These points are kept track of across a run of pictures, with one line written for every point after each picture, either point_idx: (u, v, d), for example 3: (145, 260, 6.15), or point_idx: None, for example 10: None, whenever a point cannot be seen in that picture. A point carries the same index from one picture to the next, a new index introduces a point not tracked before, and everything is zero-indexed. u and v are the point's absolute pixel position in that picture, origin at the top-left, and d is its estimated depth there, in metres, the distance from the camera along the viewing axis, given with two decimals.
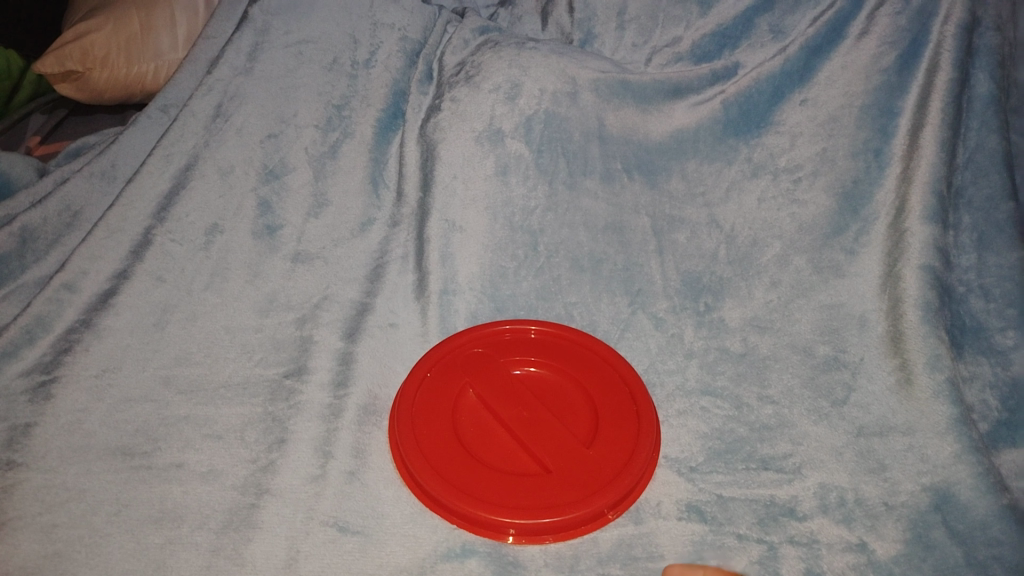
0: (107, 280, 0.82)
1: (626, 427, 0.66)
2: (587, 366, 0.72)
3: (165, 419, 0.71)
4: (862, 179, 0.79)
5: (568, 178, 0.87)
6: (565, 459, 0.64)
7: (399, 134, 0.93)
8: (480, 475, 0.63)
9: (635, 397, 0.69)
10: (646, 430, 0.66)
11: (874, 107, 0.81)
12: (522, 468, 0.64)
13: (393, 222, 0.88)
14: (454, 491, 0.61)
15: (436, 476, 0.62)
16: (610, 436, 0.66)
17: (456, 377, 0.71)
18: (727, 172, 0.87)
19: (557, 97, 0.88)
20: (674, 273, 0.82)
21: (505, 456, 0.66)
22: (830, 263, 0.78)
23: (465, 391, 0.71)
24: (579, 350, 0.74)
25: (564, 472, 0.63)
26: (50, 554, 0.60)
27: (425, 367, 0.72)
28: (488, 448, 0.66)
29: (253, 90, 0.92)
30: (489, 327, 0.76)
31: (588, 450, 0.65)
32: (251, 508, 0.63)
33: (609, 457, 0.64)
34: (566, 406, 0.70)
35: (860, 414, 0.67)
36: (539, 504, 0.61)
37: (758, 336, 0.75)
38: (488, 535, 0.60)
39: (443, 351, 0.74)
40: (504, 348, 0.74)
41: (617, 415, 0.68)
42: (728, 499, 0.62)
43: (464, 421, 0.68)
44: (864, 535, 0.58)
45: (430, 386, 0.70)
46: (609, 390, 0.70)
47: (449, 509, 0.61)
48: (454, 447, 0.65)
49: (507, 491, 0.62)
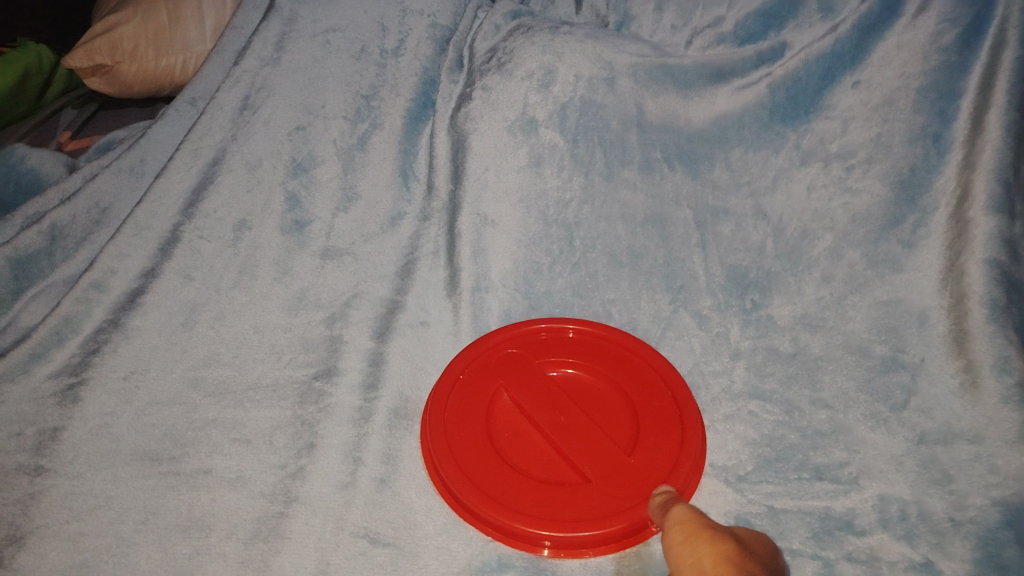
0: (135, 279, 0.80)
1: (670, 434, 0.63)
2: (627, 368, 0.69)
3: (192, 422, 0.69)
4: (920, 166, 0.74)
5: (605, 169, 0.84)
6: (604, 468, 0.61)
7: (429, 124, 0.90)
8: (516, 484, 0.60)
9: (678, 402, 0.65)
10: (691, 437, 0.62)
11: (933, 89, 0.75)
12: (559, 477, 0.61)
13: (423, 216, 0.85)
14: (489, 501, 0.59)
15: (470, 485, 0.60)
16: (652, 445, 0.62)
17: (490, 380, 0.69)
18: (774, 160, 0.82)
19: (593, 83, 0.84)
20: (718, 268, 0.78)
21: (542, 464, 0.63)
22: (886, 256, 0.73)
23: (500, 395, 0.68)
24: (618, 352, 0.71)
25: (604, 482, 0.60)
26: (77, 564, 0.59)
27: (458, 369, 0.69)
28: (524, 455, 0.63)
29: (281, 81, 0.89)
30: (524, 327, 0.73)
31: (629, 458, 0.62)
32: (279, 518, 0.61)
33: (651, 467, 0.61)
34: (605, 410, 0.67)
35: (921, 420, 0.62)
36: (577, 517, 0.58)
37: (809, 335, 0.71)
38: (524, 548, 0.57)
39: (476, 351, 0.71)
40: (540, 348, 0.71)
41: (659, 421, 0.64)
42: (779, 511, 0.58)
43: (498, 426, 0.66)
44: (930, 554, 0.54)
45: (463, 389, 0.68)
46: (650, 394, 0.67)
47: (484, 520, 0.59)
48: (488, 454, 0.63)
49: (545, 502, 0.59)
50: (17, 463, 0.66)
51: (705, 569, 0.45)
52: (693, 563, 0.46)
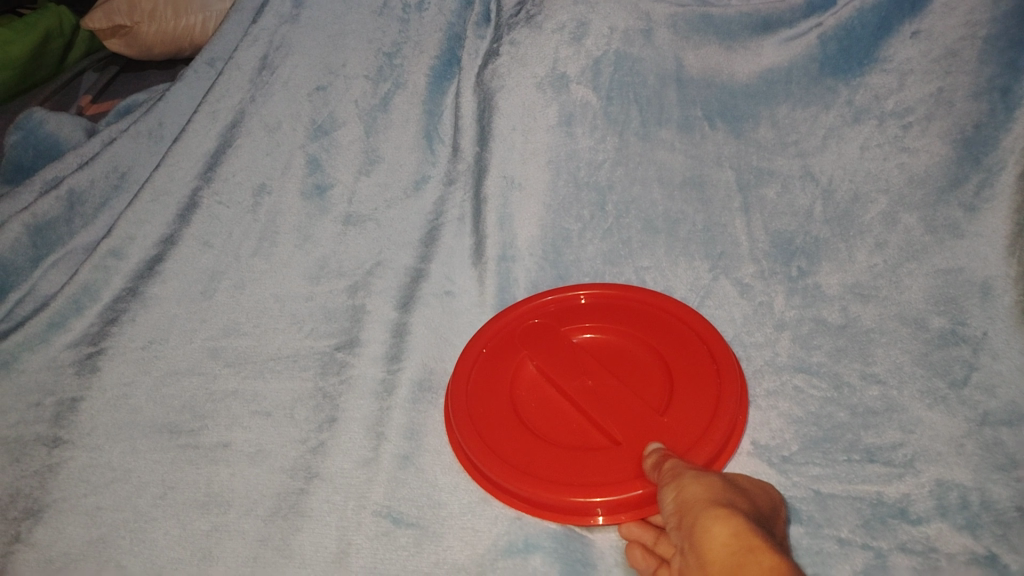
0: (154, 246, 0.78)
1: (706, 390, 0.59)
2: (657, 327, 0.65)
3: (212, 394, 0.67)
4: (985, 123, 0.68)
5: (641, 128, 0.79)
6: (635, 429, 0.58)
7: (454, 83, 0.85)
8: (543, 452, 0.58)
9: (713, 355, 0.62)
10: (728, 392, 0.59)
11: (1004, 37, 0.69)
12: (589, 442, 0.58)
13: (449, 179, 0.81)
14: (515, 472, 0.56)
15: (494, 456, 0.57)
16: (687, 403, 0.59)
17: (513, 350, 0.65)
18: (824, 118, 0.77)
19: (629, 35, 0.79)
20: (762, 234, 0.74)
21: (569, 430, 0.60)
22: (946, 222, 0.68)
23: (524, 364, 0.65)
24: (646, 310, 0.67)
25: (636, 444, 0.57)
26: (94, 539, 0.57)
27: (480, 344, 0.66)
28: (550, 422, 0.60)
29: (301, 39, 0.85)
30: (546, 295, 0.69)
31: (662, 418, 0.58)
32: (300, 494, 0.58)
33: (686, 425, 0.57)
34: (636, 372, 0.63)
35: (984, 399, 0.57)
36: (609, 480, 0.55)
37: (860, 305, 0.66)
38: (557, 518, 0.55)
39: (499, 323, 0.68)
40: (565, 314, 0.68)
41: (693, 378, 0.61)
42: (827, 496, 0.54)
43: (523, 396, 0.63)
44: (994, 546, 0.49)
45: (485, 362, 0.65)
46: (682, 350, 0.63)
47: (511, 492, 0.56)
48: (513, 423, 0.60)
49: (573, 468, 0.56)
50: (36, 434, 0.65)
51: (686, 500, 0.44)
52: (678, 496, 0.45)
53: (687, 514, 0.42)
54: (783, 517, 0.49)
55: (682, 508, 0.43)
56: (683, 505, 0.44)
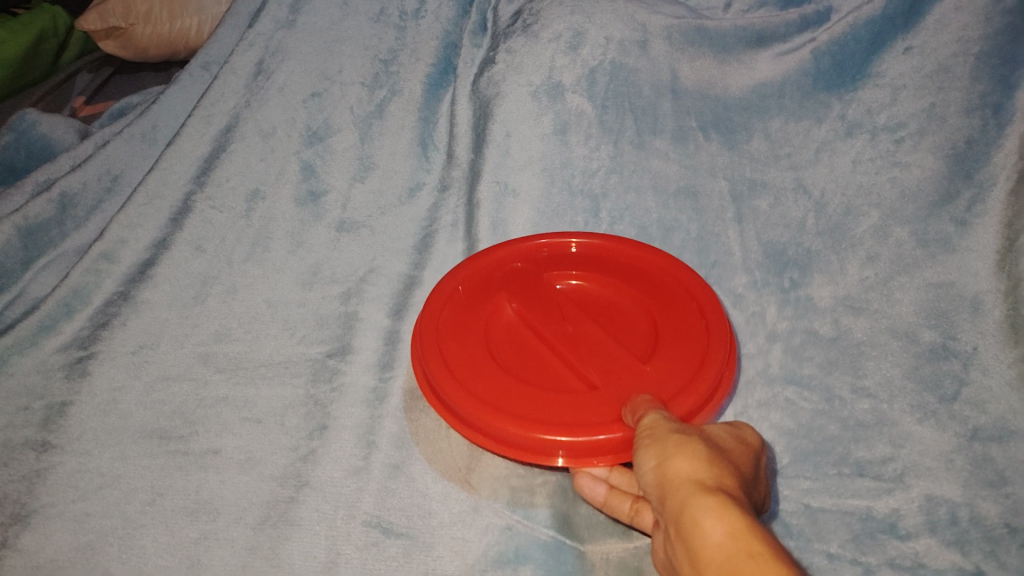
0: (146, 250, 0.78)
1: (694, 342, 0.59)
2: (644, 284, 0.66)
3: (202, 400, 0.67)
4: (977, 139, 0.69)
5: (636, 137, 0.80)
6: (615, 374, 0.58)
7: (450, 91, 0.86)
8: (517, 391, 0.57)
9: (704, 312, 0.62)
10: (716, 347, 0.58)
11: (995, 55, 0.71)
12: (565, 384, 0.58)
13: (443, 186, 0.82)
14: (484, 407, 0.55)
15: (463, 391, 0.57)
16: (672, 352, 0.59)
17: (491, 293, 0.66)
18: (816, 131, 0.78)
19: (624, 45, 0.80)
20: (755, 244, 0.74)
21: (546, 372, 0.59)
22: (938, 235, 0.68)
23: (502, 307, 0.65)
24: (636, 267, 0.68)
25: (613, 388, 0.57)
26: (81, 546, 0.56)
27: (457, 282, 0.67)
28: (525, 363, 0.60)
29: (297, 44, 0.86)
30: (531, 240, 0.70)
31: (644, 365, 0.58)
32: (289, 503, 0.58)
33: (669, 374, 0.57)
34: (620, 323, 0.64)
35: (974, 414, 0.58)
36: (584, 421, 0.54)
37: (851, 317, 0.66)
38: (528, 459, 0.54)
39: (477, 266, 0.68)
40: (546, 264, 0.69)
41: (682, 332, 0.61)
42: (817, 510, 0.55)
43: (497, 336, 0.63)
44: (983, 563, 0.49)
45: (459, 301, 0.65)
46: (671, 307, 0.63)
47: (479, 429, 0.55)
48: (486, 361, 0.59)
49: (546, 408, 0.55)
50: (25, 438, 0.64)
51: (670, 474, 0.42)
52: (659, 470, 0.43)
53: (671, 496, 0.41)
54: (760, 469, 0.49)
55: (664, 486, 0.42)
56: (667, 481, 0.42)
